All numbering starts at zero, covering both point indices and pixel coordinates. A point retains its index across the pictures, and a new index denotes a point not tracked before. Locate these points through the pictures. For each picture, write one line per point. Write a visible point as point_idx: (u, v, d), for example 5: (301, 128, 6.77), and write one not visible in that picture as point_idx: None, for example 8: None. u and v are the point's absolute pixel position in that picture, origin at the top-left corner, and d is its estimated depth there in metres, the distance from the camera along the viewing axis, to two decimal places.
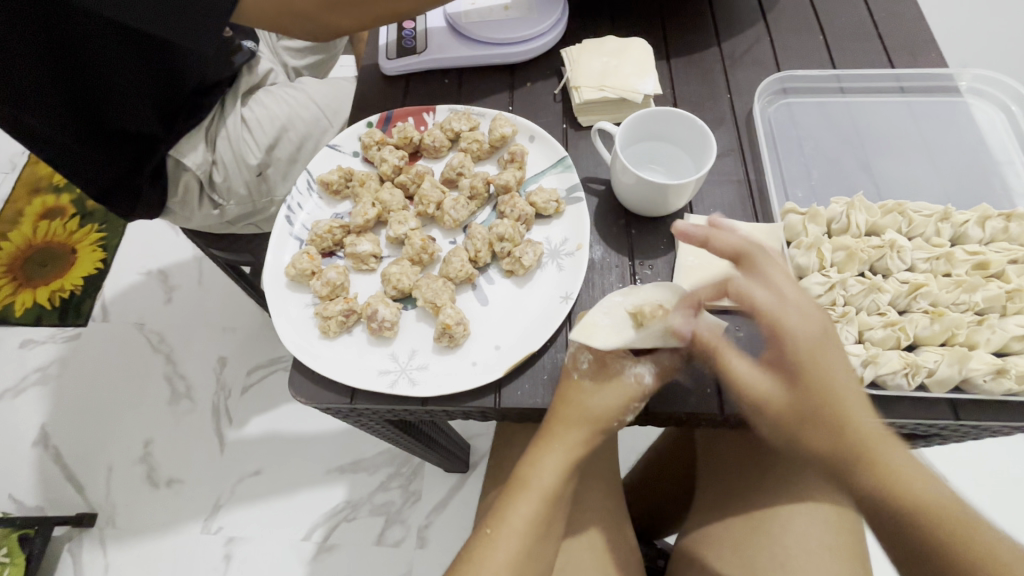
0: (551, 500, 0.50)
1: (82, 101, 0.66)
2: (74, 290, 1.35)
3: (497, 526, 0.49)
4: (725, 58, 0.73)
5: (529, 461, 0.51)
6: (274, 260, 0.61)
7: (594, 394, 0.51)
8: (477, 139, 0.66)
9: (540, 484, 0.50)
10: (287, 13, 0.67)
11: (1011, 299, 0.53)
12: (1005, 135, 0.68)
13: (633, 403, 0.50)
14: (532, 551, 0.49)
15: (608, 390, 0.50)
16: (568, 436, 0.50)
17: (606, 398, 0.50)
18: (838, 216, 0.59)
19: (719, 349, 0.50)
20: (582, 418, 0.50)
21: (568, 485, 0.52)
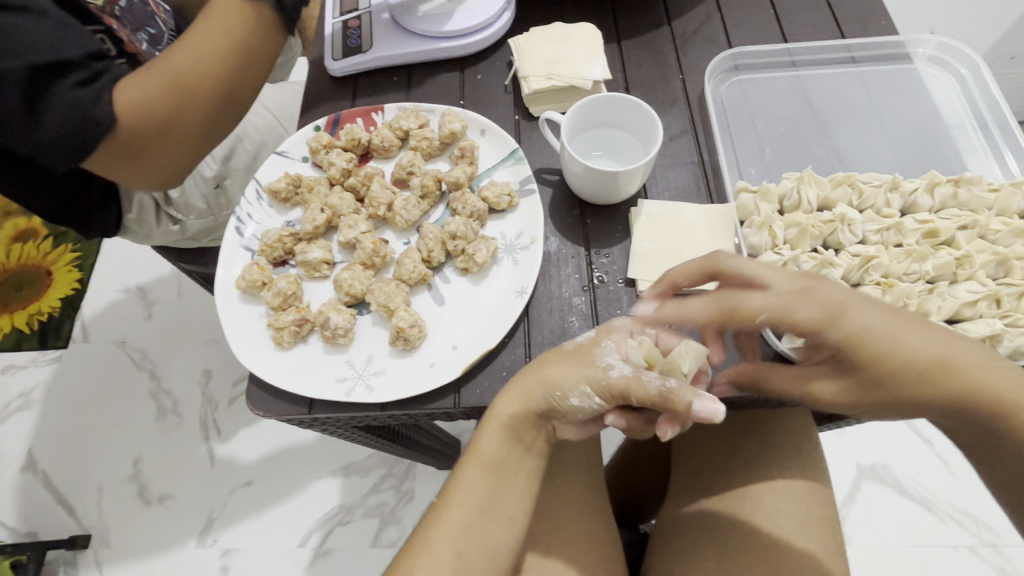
0: (492, 468, 0.49)
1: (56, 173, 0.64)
2: (52, 312, 1.33)
3: (442, 501, 0.49)
4: (677, 38, 0.72)
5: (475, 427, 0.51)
6: (223, 273, 0.60)
7: (558, 362, 0.49)
8: (426, 137, 0.65)
9: (480, 450, 0.49)
10: (151, 164, 0.59)
11: (961, 266, 0.54)
12: (957, 101, 0.68)
13: (589, 388, 0.47)
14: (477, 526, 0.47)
15: (575, 361, 0.48)
16: (499, 409, 0.49)
17: (571, 369, 0.48)
18: (789, 192, 0.59)
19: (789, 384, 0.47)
20: (526, 377, 0.49)
21: (515, 455, 0.50)
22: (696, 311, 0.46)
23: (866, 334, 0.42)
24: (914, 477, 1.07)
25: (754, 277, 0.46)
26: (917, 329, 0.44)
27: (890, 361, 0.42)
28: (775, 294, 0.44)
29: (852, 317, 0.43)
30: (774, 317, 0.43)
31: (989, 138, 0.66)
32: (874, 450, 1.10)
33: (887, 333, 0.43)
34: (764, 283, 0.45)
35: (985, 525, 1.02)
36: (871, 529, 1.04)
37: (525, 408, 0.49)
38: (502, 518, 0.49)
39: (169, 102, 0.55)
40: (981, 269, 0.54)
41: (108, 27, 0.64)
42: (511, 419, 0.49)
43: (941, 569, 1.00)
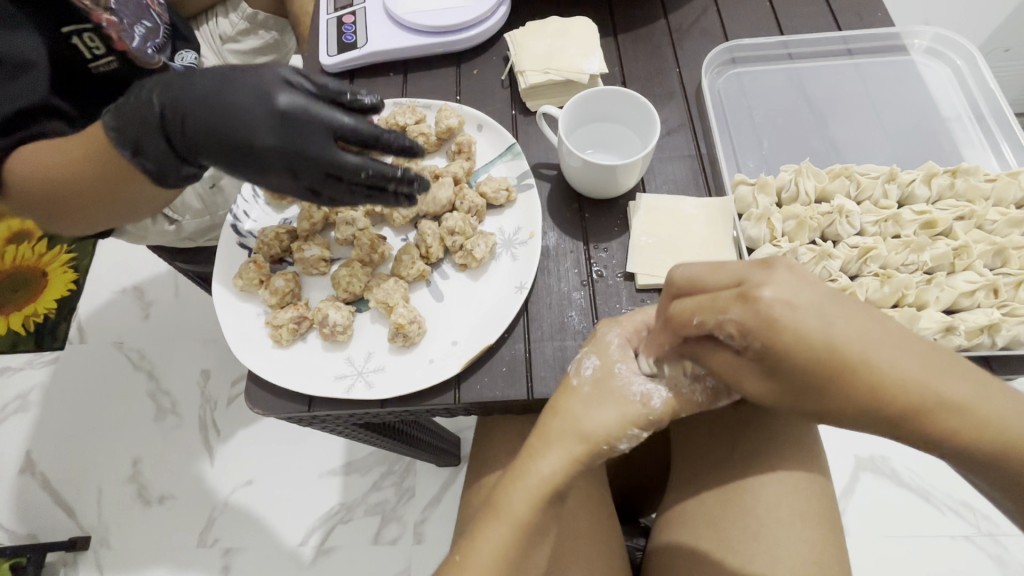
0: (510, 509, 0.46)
1: None
2: (48, 314, 1.32)
3: None
4: (673, 31, 0.72)
5: (504, 484, 0.49)
6: (221, 271, 0.59)
7: (590, 413, 0.48)
8: (423, 133, 0.65)
9: (512, 511, 0.47)
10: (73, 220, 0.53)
11: (959, 256, 0.54)
12: (953, 92, 0.68)
13: (634, 428, 0.48)
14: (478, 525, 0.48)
15: (609, 404, 0.48)
16: (538, 469, 0.47)
17: (608, 412, 0.48)
18: (787, 184, 0.59)
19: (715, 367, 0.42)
20: (565, 435, 0.48)
21: (547, 521, 0.48)
22: (683, 308, 0.41)
23: (815, 343, 0.35)
24: (912, 467, 1.07)
25: (737, 274, 0.38)
26: (886, 345, 0.36)
27: (814, 361, 0.36)
28: (758, 303, 0.36)
29: (804, 325, 0.35)
30: (745, 325, 0.37)
31: (986, 129, 0.66)
32: (872, 441, 1.10)
33: (842, 340, 0.35)
34: (744, 284, 0.37)
35: (982, 514, 1.03)
36: (869, 519, 1.04)
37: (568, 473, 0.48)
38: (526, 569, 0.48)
39: (32, 203, 0.50)
40: (978, 259, 0.54)
41: (95, 25, 0.62)
42: (554, 486, 0.47)
43: (939, 559, 1.00)
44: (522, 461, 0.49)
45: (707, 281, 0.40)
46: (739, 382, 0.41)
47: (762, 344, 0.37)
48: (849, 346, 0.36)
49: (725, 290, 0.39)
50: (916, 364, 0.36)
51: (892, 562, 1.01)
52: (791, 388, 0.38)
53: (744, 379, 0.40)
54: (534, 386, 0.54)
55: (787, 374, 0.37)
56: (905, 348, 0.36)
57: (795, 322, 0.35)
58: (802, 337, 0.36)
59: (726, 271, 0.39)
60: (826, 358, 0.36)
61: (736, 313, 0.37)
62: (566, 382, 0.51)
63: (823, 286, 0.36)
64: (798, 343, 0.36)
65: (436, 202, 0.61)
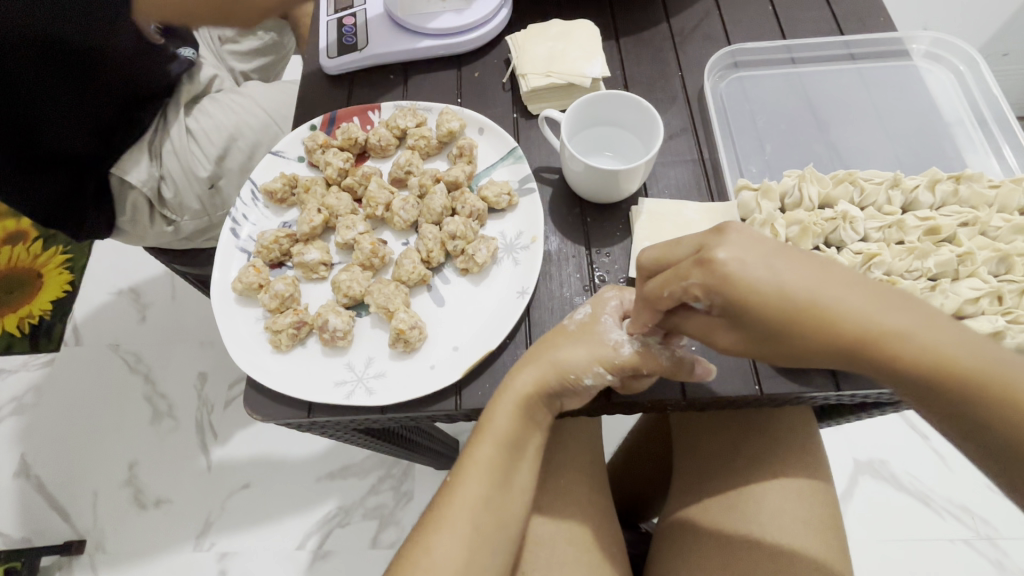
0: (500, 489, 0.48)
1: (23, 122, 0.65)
2: (43, 315, 1.31)
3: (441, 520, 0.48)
4: (675, 35, 0.71)
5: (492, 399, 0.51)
6: (219, 275, 0.59)
7: (564, 345, 0.50)
8: (424, 136, 0.64)
9: (494, 429, 0.49)
10: None
11: (963, 263, 0.54)
12: (955, 97, 0.68)
13: (600, 366, 0.49)
14: (483, 525, 0.48)
15: (583, 343, 0.50)
16: (514, 384, 0.50)
17: (582, 351, 0.49)
18: (790, 190, 0.59)
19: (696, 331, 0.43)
20: (541, 358, 0.50)
21: (527, 432, 0.51)
22: (654, 285, 0.41)
23: (770, 290, 0.36)
24: (912, 472, 1.07)
25: (696, 244, 0.39)
26: (835, 283, 0.36)
27: (777, 308, 0.36)
28: (714, 265, 0.37)
29: (754, 278, 0.36)
30: (707, 286, 0.37)
31: (988, 134, 0.65)
32: (872, 446, 1.10)
33: (795, 287, 0.36)
34: (703, 250, 0.38)
35: (980, 518, 1.03)
36: (869, 523, 1.04)
37: (537, 390, 0.50)
38: (513, 492, 0.50)
39: None
40: (982, 266, 0.53)
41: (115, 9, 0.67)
42: (528, 397, 0.50)
43: (937, 563, 1.00)
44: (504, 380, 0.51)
45: (669, 255, 0.41)
46: (714, 338, 0.42)
47: (722, 302, 0.38)
48: (811, 291, 0.36)
49: (685, 259, 0.40)
50: (867, 296, 0.36)
51: (891, 566, 1.00)
52: (755, 338, 0.38)
53: (718, 335, 0.41)
54: None
55: (750, 325, 0.38)
56: (854, 286, 0.36)
57: (746, 273, 0.36)
58: (752, 289, 0.36)
59: (685, 244, 0.40)
60: (786, 303, 0.36)
61: (696, 276, 0.38)
62: (559, 325, 0.53)
63: (773, 242, 0.37)
64: (749, 294, 0.36)
65: (438, 206, 0.60)
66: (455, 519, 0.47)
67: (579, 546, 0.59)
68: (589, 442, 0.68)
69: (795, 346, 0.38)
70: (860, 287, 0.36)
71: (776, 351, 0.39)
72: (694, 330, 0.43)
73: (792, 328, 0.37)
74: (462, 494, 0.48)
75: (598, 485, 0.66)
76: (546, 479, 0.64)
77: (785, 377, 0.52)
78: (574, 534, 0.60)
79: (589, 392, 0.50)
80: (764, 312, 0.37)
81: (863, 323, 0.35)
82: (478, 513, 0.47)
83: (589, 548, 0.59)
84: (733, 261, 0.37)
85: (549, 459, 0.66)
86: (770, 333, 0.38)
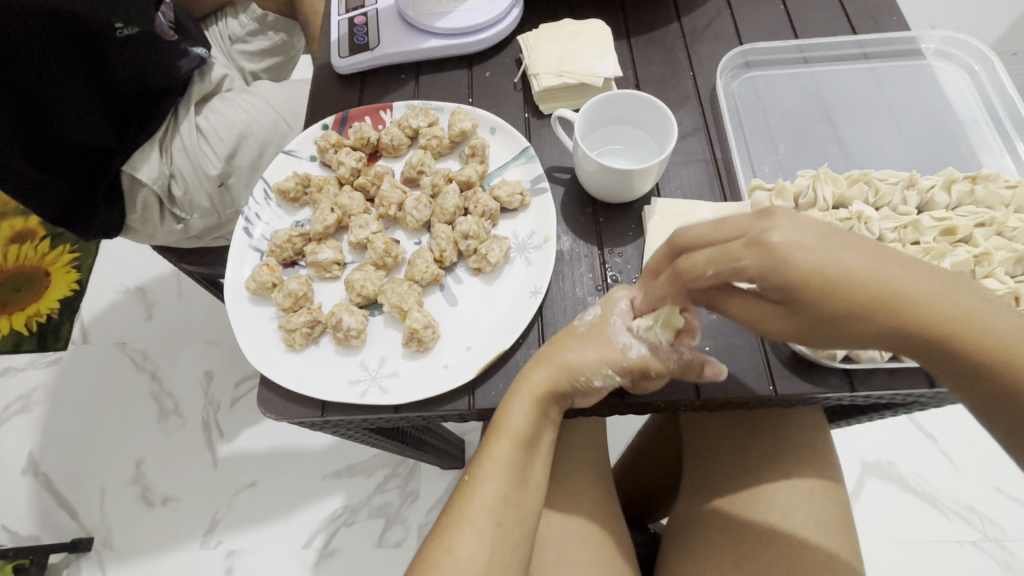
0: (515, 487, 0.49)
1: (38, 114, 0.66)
2: (51, 314, 1.32)
3: (455, 520, 0.48)
4: (687, 34, 0.71)
5: (503, 402, 0.51)
6: (232, 274, 0.59)
7: (574, 347, 0.50)
8: (436, 135, 0.64)
9: (510, 427, 0.49)
10: None
11: (980, 264, 0.53)
12: (969, 97, 0.68)
13: (610, 368, 0.49)
14: (502, 523, 0.48)
15: (592, 345, 0.50)
16: (528, 381, 0.50)
17: (591, 351, 0.49)
18: (805, 190, 0.58)
19: (743, 318, 0.42)
20: (551, 358, 0.50)
21: (542, 429, 0.51)
22: (696, 263, 0.40)
23: (833, 274, 0.35)
24: (919, 472, 1.07)
25: (741, 228, 0.38)
26: (895, 266, 0.36)
27: (837, 292, 0.35)
28: (768, 247, 0.36)
29: (817, 258, 0.35)
30: (763, 268, 0.36)
31: (1003, 132, 0.65)
32: (879, 447, 1.10)
33: (864, 271, 0.35)
34: (754, 233, 0.37)
35: (988, 519, 1.02)
36: (876, 524, 1.04)
37: (551, 388, 0.50)
38: (530, 490, 0.50)
39: None
40: (1000, 266, 0.53)
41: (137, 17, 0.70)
42: (542, 394, 0.50)
43: (944, 564, 1.00)
44: (516, 383, 0.51)
45: (713, 237, 0.40)
46: (762, 326, 0.40)
47: (779, 284, 0.36)
48: (874, 275, 0.35)
49: (734, 240, 0.38)
50: (931, 278, 0.35)
51: (898, 567, 1.00)
52: (811, 323, 0.37)
53: (766, 322, 0.40)
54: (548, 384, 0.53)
55: (810, 309, 0.36)
56: (919, 270, 0.36)
57: (807, 256, 0.35)
58: (815, 270, 0.35)
59: (729, 225, 0.39)
60: (848, 287, 0.35)
61: (750, 259, 0.37)
62: (568, 326, 0.53)
63: (830, 227, 0.37)
64: (812, 276, 0.35)
65: (450, 206, 0.60)
66: (471, 518, 0.47)
67: (590, 546, 0.59)
68: (598, 442, 0.68)
69: (851, 334, 0.37)
70: (925, 273, 0.35)
71: (832, 340, 0.37)
72: (736, 313, 0.42)
73: (854, 313, 0.35)
74: (481, 492, 0.48)
75: (607, 484, 0.66)
76: (556, 479, 0.64)
77: (799, 378, 0.52)
78: (584, 534, 0.60)
79: (599, 393, 0.50)
80: (824, 296, 0.35)
81: (924, 309, 0.35)
82: (495, 513, 0.47)
83: (600, 549, 0.59)
84: (791, 243, 0.36)
85: (559, 458, 0.65)
86: (825, 320, 0.36)
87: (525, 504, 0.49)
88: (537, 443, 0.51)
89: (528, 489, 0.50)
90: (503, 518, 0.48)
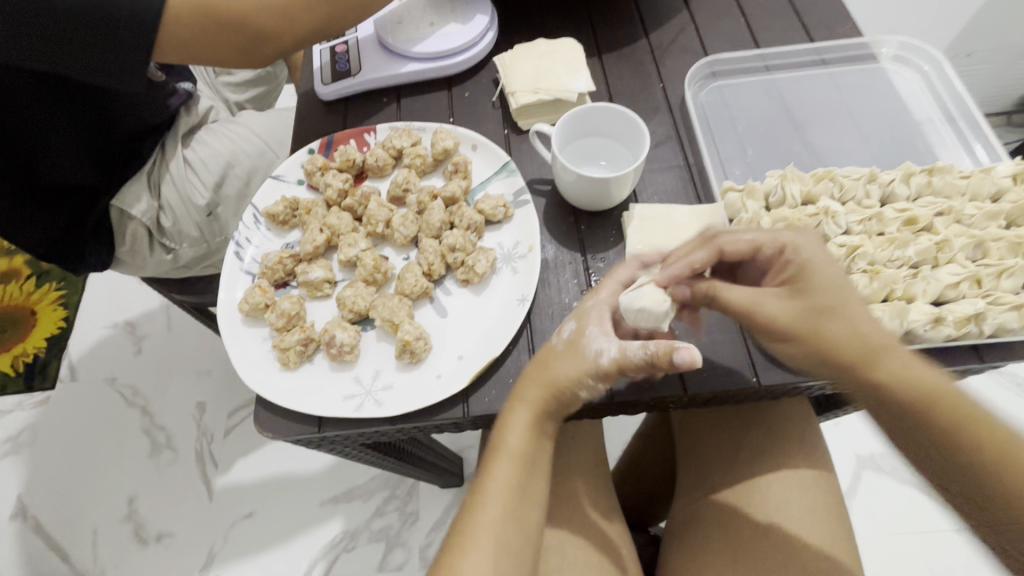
0: (518, 505, 0.49)
1: (28, 154, 0.67)
2: (38, 353, 1.31)
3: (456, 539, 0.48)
4: (655, 49, 0.75)
5: (497, 425, 0.52)
6: (225, 297, 0.60)
7: (556, 361, 0.51)
8: (420, 155, 0.67)
9: (508, 446, 0.51)
10: None
11: (941, 250, 0.56)
12: (923, 96, 0.71)
13: (588, 377, 0.50)
14: (506, 539, 0.48)
15: (566, 357, 0.51)
16: (522, 397, 0.51)
17: (568, 363, 0.51)
18: (774, 189, 0.61)
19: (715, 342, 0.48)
20: (541, 378, 0.51)
21: (541, 445, 0.52)
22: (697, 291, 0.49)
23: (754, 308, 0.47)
24: (913, 463, 1.09)
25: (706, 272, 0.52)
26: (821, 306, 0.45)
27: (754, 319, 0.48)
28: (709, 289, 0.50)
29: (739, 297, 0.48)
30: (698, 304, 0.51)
31: (957, 129, 0.69)
32: (871, 441, 1.12)
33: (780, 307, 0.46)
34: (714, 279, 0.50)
35: None
36: (877, 518, 1.05)
37: (544, 404, 0.51)
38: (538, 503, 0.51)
39: None
40: (960, 252, 0.55)
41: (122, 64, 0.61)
42: (537, 411, 0.51)
43: (944, 554, 1.01)
44: (505, 412, 0.52)
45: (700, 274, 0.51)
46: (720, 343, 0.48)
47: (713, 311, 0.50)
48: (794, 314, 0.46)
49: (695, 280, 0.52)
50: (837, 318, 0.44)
51: (898, 560, 1.01)
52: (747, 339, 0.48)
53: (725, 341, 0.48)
54: None
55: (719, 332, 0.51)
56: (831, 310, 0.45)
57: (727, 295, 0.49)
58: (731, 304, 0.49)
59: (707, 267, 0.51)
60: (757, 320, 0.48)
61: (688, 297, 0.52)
62: (548, 342, 0.54)
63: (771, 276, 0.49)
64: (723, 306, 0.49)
65: (436, 221, 0.62)
66: (475, 536, 0.48)
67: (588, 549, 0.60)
68: (593, 447, 0.70)
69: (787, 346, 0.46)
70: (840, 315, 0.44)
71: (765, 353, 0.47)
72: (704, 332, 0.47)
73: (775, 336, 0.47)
74: (484, 512, 0.49)
75: (605, 490, 0.67)
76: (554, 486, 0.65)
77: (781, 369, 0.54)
78: (583, 538, 0.61)
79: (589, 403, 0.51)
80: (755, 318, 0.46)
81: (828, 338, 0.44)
82: (497, 530, 0.48)
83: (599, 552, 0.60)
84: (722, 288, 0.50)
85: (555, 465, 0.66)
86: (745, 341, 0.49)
87: (527, 518, 0.50)
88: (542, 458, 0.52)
89: (530, 503, 0.50)
90: (514, 530, 0.49)
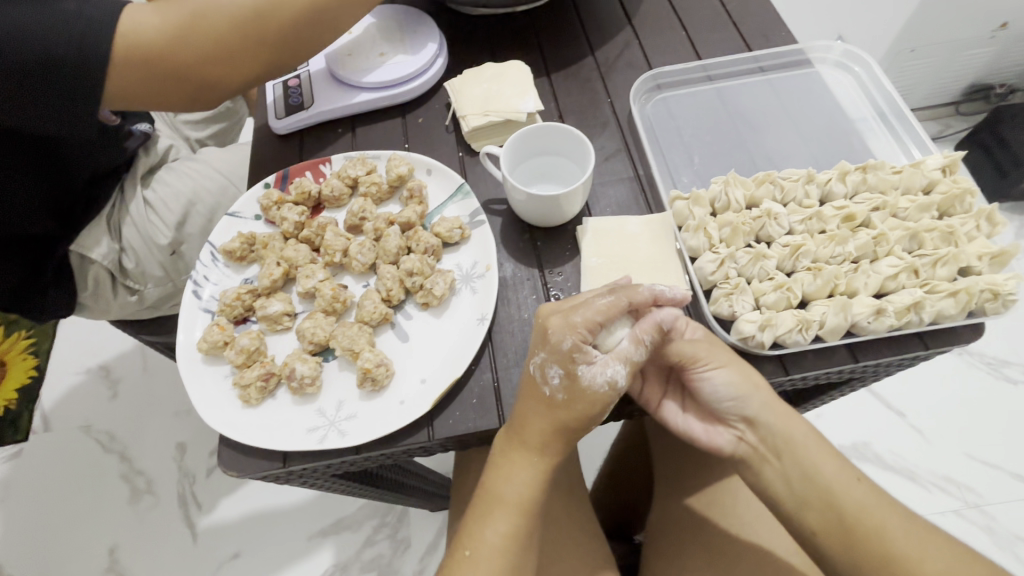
0: (517, 550, 0.52)
1: None
2: (9, 405, 1.24)
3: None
4: (601, 66, 0.77)
5: (501, 475, 0.53)
6: (184, 338, 0.60)
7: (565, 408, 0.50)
8: (375, 182, 0.68)
9: (512, 497, 0.53)
10: None
11: (880, 244, 0.58)
12: (856, 95, 0.75)
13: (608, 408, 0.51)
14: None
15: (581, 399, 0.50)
16: (533, 455, 0.52)
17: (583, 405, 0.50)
18: (718, 195, 0.63)
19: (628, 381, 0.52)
20: (555, 436, 0.52)
21: (541, 496, 0.54)
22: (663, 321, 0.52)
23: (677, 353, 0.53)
24: (895, 448, 1.11)
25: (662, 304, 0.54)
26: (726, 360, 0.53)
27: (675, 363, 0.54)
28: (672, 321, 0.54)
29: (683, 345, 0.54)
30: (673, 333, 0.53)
31: (890, 126, 0.72)
32: (853, 430, 1.13)
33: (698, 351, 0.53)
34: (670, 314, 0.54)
35: (964, 486, 1.06)
36: None
37: (554, 462, 0.53)
38: (530, 555, 0.54)
39: None
40: (896, 245, 0.58)
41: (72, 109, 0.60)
42: (548, 468, 0.53)
43: None
44: (508, 463, 0.53)
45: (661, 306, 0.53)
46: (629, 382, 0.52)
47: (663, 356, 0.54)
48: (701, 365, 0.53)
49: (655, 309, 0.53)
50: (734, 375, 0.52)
51: None
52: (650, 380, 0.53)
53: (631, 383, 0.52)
54: (504, 413, 0.55)
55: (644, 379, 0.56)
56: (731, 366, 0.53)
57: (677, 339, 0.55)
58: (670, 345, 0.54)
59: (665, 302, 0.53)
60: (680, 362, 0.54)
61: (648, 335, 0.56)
62: (539, 389, 0.51)
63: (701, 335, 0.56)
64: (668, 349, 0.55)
65: (393, 247, 0.63)
66: None
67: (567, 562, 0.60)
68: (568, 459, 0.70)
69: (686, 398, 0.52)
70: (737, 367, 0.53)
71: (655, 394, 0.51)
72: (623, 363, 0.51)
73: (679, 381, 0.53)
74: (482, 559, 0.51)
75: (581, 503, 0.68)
76: None
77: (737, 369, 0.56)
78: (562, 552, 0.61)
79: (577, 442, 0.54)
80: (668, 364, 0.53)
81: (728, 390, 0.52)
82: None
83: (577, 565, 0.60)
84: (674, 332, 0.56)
85: None
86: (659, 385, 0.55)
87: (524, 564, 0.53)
88: (538, 511, 0.54)
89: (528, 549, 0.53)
90: None
